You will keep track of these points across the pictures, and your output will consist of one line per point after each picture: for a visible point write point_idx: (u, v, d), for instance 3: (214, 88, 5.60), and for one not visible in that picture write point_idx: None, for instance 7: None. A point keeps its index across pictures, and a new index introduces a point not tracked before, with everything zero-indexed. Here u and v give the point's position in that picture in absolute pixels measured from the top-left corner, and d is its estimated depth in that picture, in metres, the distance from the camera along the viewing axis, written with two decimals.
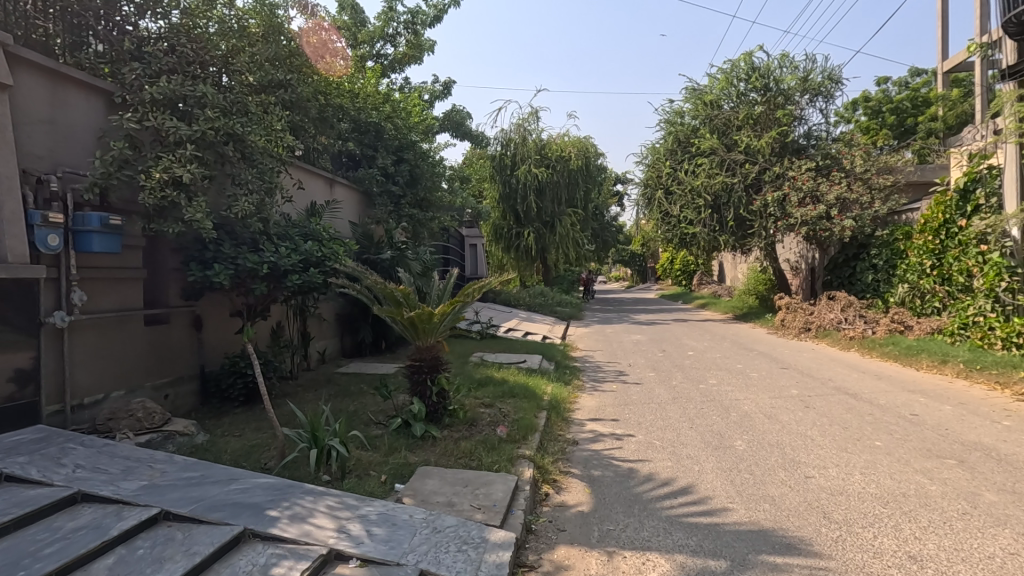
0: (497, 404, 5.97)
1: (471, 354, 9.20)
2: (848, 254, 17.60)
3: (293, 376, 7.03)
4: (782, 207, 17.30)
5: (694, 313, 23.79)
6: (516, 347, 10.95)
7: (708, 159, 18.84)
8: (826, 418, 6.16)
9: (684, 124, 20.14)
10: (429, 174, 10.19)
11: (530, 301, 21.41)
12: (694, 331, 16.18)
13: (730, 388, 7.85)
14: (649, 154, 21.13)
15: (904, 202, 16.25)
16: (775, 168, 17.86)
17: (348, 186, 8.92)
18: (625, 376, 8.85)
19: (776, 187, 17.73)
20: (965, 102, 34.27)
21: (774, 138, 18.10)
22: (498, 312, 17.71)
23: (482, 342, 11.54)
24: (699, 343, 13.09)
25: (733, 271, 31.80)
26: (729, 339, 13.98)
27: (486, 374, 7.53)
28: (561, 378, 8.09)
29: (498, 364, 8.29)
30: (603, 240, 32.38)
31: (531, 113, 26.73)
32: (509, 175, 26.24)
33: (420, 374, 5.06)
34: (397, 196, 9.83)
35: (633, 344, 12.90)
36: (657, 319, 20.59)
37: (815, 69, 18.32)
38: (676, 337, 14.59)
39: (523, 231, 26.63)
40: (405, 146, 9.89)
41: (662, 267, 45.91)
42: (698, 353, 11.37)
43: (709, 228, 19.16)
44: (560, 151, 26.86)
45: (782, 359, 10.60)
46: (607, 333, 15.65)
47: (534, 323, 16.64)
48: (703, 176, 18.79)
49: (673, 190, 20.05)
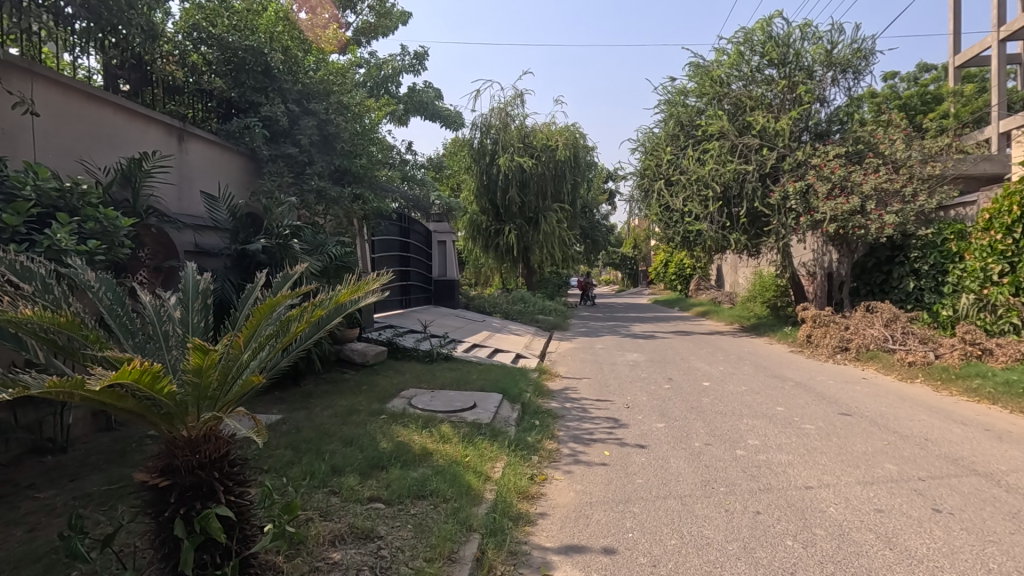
0: (380, 535, 3.10)
1: (398, 395, 6.31)
2: (881, 257, 14.93)
3: (54, 446, 4.13)
4: (805, 199, 14.53)
5: (695, 323, 21.09)
6: (472, 376, 8.06)
7: (716, 143, 16.01)
8: (998, 551, 3.35)
9: (687, 105, 17.39)
10: (348, 135, 7.29)
11: (508, 308, 18.58)
12: (702, 348, 13.42)
13: (788, 460, 4.99)
14: (646, 141, 18.34)
15: (953, 195, 13.59)
16: (796, 155, 15.12)
17: (209, 142, 6.05)
18: (622, 432, 5.97)
19: (797, 177, 14.99)
20: (982, 98, 31.96)
21: (794, 119, 15.42)
22: (464, 323, 14.78)
23: (428, 368, 8.62)
24: (712, 368, 10.27)
25: (736, 276, 29.19)
26: (748, 361, 11.19)
27: (400, 443, 4.65)
28: (523, 439, 5.24)
29: (427, 415, 5.41)
30: (593, 240, 29.64)
31: (513, 97, 23.92)
32: (488, 165, 23.37)
33: (163, 511, 2.27)
34: (299, 165, 6.98)
35: (629, 368, 10.04)
36: (654, 330, 17.80)
37: (841, 41, 15.71)
38: (682, 356, 11.77)
39: (504, 228, 23.86)
40: (313, 95, 7.05)
41: (657, 270, 43.17)
42: (716, 385, 8.55)
43: (718, 225, 16.18)
44: (545, 140, 24.05)
45: (833, 395, 7.80)
46: (595, 349, 12.78)
47: (507, 336, 13.78)
48: (711, 164, 15.97)
49: (673, 180, 17.25)
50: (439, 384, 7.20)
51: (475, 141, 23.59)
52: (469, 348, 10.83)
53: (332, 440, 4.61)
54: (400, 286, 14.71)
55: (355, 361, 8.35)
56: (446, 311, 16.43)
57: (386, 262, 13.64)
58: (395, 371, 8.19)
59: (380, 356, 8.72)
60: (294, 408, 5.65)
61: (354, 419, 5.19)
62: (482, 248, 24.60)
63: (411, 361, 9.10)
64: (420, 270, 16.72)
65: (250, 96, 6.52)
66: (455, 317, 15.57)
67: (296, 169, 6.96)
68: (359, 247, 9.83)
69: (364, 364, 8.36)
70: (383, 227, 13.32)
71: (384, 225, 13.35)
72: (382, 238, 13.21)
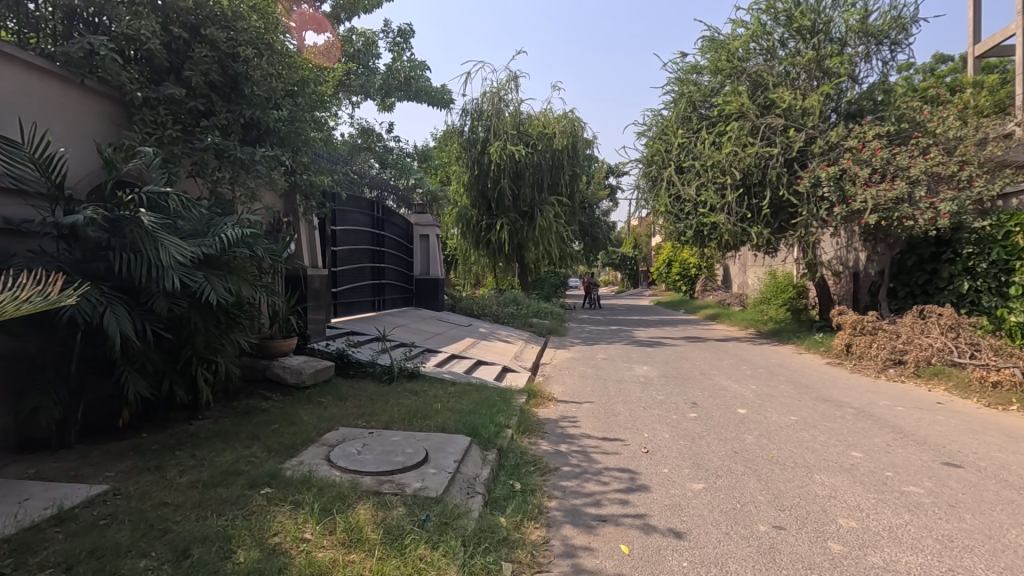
0: None
1: (317, 440, 4.37)
2: (923, 254, 13.04)
3: None
4: (839, 187, 12.62)
5: (705, 327, 19.21)
6: (437, 402, 6.09)
7: (735, 124, 14.06)
8: None
9: (699, 83, 15.48)
10: (262, 75, 5.32)
11: (498, 311, 16.65)
12: (721, 359, 11.51)
13: (925, 570, 3.06)
14: (653, 124, 16.40)
15: (1016, 181, 11.65)
16: (828, 136, 13.21)
17: (26, 65, 4.11)
18: (645, 499, 4.03)
19: (829, 161, 13.09)
20: (1005, 90, 30.09)
21: (824, 96, 13.50)
22: (445, 328, 12.83)
23: (382, 390, 6.68)
24: (742, 386, 8.33)
25: (745, 277, 27.30)
26: (782, 376, 9.26)
27: (271, 551, 2.70)
28: (489, 525, 3.29)
29: (342, 488, 3.45)
30: (592, 238, 27.75)
31: (506, 81, 22.01)
32: (479, 153, 21.48)
33: None
34: (190, 114, 5.06)
35: (641, 388, 8.10)
36: (661, 336, 15.89)
37: (878, 8, 13.78)
38: (700, 370, 9.83)
39: (496, 223, 21.97)
40: (212, 17, 5.11)
41: (658, 270, 41.28)
42: (755, 413, 6.61)
43: (736, 217, 14.18)
44: (541, 127, 22.17)
45: (918, 432, 5.87)
46: (596, 361, 10.83)
47: (492, 344, 11.84)
48: (730, 147, 14.02)
49: (684, 167, 15.34)
50: (385, 417, 5.25)
51: (465, 127, 21.68)
52: (443, 360, 8.90)
53: (149, 549, 2.66)
54: (371, 285, 12.72)
55: (287, 382, 6.40)
56: (426, 314, 14.47)
57: (353, 257, 11.66)
58: (335, 395, 6.23)
59: (324, 374, 6.83)
60: (143, 466, 3.68)
61: (217, 494, 3.24)
62: (472, 244, 22.75)
63: (364, 381, 7.13)
64: (398, 268, 14.74)
65: (109, 11, 4.61)
66: (436, 322, 13.62)
67: (185, 118, 5.05)
68: (301, 235, 7.87)
69: (297, 385, 6.41)
70: (347, 215, 11.36)
71: (347, 213, 11.37)
72: (346, 228, 11.26)
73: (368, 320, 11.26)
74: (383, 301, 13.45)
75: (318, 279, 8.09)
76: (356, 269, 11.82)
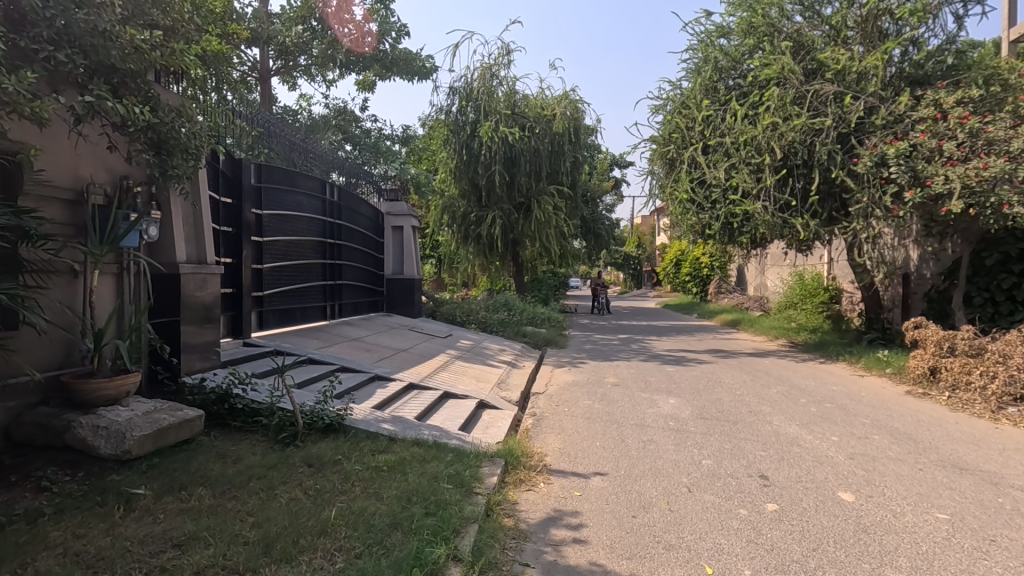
0: None
1: None
2: (1011, 252, 10.49)
3: None
4: (911, 166, 10.07)
5: (727, 336, 16.62)
6: (342, 499, 3.53)
7: (775, 90, 11.42)
8: None
9: (727, 46, 12.88)
10: None
11: (486, 318, 14.11)
12: (766, 384, 8.95)
13: None
14: (670, 98, 13.83)
15: None
16: (893, 105, 10.64)
17: None
18: None
19: (897, 136, 10.51)
20: None
21: (887, 56, 10.90)
22: (415, 342, 10.25)
23: (266, 462, 4.12)
24: (819, 439, 5.76)
25: (765, 278, 24.69)
26: (863, 418, 6.70)
27: None
28: None
29: None
30: (596, 234, 25.20)
31: (500, 56, 19.50)
32: (469, 137, 18.93)
33: None
34: None
35: (676, 443, 5.53)
36: (680, 348, 13.31)
37: None
38: (747, 405, 7.27)
39: (487, 215, 19.48)
40: None
41: (664, 270, 38.68)
42: (873, 504, 4.06)
43: (776, 205, 11.58)
44: (538, 109, 19.65)
45: None
46: (604, 389, 8.28)
47: (471, 363, 9.28)
48: (769, 120, 11.42)
49: (708, 146, 12.75)
50: (204, 562, 2.69)
51: (453, 108, 19.13)
52: (393, 401, 6.35)
53: None
54: (322, 287, 10.14)
55: (98, 453, 3.85)
56: (396, 322, 11.90)
57: (291, 252, 9.09)
58: (170, 480, 3.67)
59: (176, 434, 4.24)
60: None
61: None
62: (461, 239, 20.22)
63: (247, 445, 4.54)
64: (362, 266, 12.17)
65: None
66: (405, 333, 11.04)
67: None
68: (167, 214, 5.29)
69: (117, 459, 3.86)
70: (281, 196, 8.76)
71: (281, 194, 8.79)
72: (279, 213, 8.67)
73: (309, 333, 8.69)
74: (339, 305, 10.87)
75: (198, 281, 5.51)
76: (296, 266, 9.24)
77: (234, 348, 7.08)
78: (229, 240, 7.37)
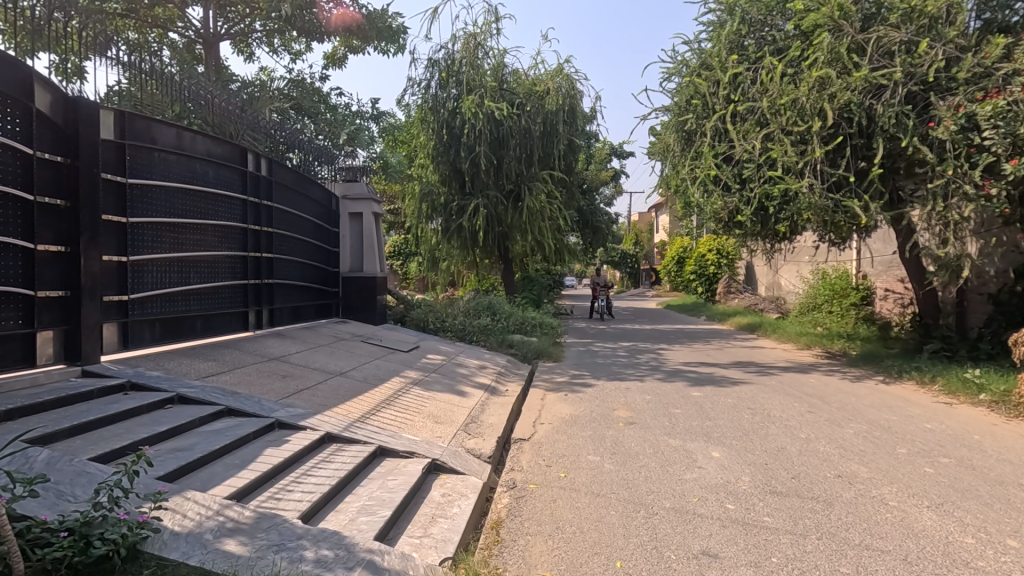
0: None
1: None
2: None
3: None
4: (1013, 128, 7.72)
5: (749, 344, 14.24)
6: None
7: (825, 39, 9.08)
8: None
9: None
10: None
11: (464, 326, 11.72)
12: (833, 420, 6.59)
13: None
14: (686, 59, 11.45)
15: None
16: (982, 53, 8.30)
17: None
18: None
19: (988, 94, 8.17)
20: None
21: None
22: (363, 360, 7.82)
23: None
24: (992, 548, 3.43)
25: (782, 276, 22.34)
26: (1018, 491, 4.38)
27: None
28: None
29: None
30: (594, 228, 22.82)
31: (486, 24, 17.11)
32: (449, 115, 16.57)
33: None
34: None
35: (755, 565, 3.18)
36: (699, 362, 10.97)
37: None
38: (829, 464, 4.92)
39: (471, 204, 17.09)
40: None
41: (664, 267, 36.26)
42: None
43: (825, 183, 9.22)
44: (530, 85, 17.30)
45: None
46: (615, 431, 5.92)
47: (433, 390, 6.86)
48: (819, 76, 9.05)
49: (736, 113, 10.36)
50: None
51: (431, 82, 16.72)
52: (283, 476, 3.94)
53: None
54: (240, 287, 7.72)
55: None
56: (346, 332, 9.48)
57: (187, 240, 6.68)
58: None
59: None
60: None
61: None
62: (441, 232, 17.79)
63: None
64: (307, 261, 9.74)
65: None
66: (353, 346, 8.61)
67: None
68: None
69: None
70: (166, 161, 6.34)
71: (166, 159, 6.38)
72: (163, 184, 6.26)
73: (204, 353, 6.26)
74: (269, 311, 8.46)
75: None
76: (195, 259, 6.83)
77: (58, 382, 4.65)
78: (58, 218, 4.98)
